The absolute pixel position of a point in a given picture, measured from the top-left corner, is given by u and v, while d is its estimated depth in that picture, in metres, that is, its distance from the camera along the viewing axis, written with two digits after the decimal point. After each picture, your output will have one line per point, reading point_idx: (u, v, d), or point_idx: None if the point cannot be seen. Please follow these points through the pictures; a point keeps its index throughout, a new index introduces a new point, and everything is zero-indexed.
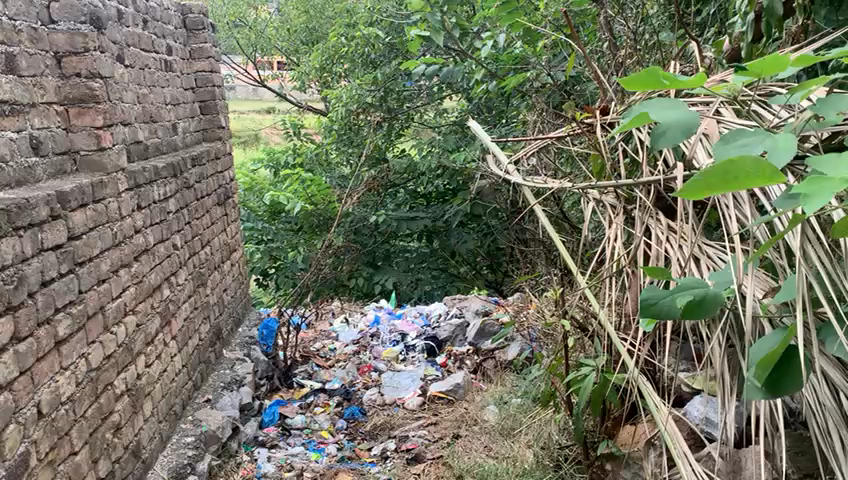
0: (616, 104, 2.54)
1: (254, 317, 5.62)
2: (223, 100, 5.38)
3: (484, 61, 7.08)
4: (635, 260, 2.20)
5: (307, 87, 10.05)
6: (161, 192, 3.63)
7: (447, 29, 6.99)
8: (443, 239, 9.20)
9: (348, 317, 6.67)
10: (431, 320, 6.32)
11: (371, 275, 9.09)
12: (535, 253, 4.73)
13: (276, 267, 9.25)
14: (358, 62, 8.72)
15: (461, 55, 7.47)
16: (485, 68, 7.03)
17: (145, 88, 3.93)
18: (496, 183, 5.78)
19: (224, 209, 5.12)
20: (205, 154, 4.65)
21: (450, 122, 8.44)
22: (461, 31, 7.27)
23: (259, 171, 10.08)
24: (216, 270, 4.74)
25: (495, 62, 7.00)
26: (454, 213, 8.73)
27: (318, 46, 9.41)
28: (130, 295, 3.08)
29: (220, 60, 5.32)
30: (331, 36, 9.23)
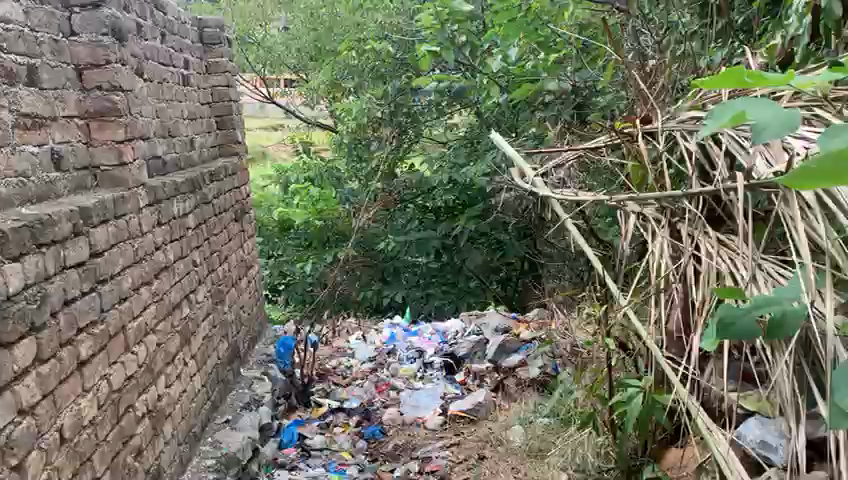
0: (658, 114, 2.47)
1: (271, 335, 5.46)
2: (239, 115, 5.32)
3: (496, 75, 7.02)
4: (685, 276, 2.12)
5: (316, 103, 10.02)
6: (181, 208, 3.56)
7: (459, 43, 6.94)
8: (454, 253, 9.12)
9: (364, 333, 6.58)
10: (448, 336, 6.20)
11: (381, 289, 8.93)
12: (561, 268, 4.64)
13: (286, 282, 9.13)
14: (369, 77, 8.67)
15: (473, 70, 7.41)
16: (497, 83, 6.98)
17: (163, 102, 3.87)
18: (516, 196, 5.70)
19: (241, 225, 5.05)
20: (223, 170, 4.58)
21: (460, 137, 8.37)
22: (473, 47, 7.22)
23: (269, 187, 10.02)
24: (234, 286, 4.65)
25: (507, 76, 6.95)
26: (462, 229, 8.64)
27: (327, 62, 9.37)
28: (152, 313, 3.00)
29: (235, 75, 5.27)
30: (340, 51, 9.19)
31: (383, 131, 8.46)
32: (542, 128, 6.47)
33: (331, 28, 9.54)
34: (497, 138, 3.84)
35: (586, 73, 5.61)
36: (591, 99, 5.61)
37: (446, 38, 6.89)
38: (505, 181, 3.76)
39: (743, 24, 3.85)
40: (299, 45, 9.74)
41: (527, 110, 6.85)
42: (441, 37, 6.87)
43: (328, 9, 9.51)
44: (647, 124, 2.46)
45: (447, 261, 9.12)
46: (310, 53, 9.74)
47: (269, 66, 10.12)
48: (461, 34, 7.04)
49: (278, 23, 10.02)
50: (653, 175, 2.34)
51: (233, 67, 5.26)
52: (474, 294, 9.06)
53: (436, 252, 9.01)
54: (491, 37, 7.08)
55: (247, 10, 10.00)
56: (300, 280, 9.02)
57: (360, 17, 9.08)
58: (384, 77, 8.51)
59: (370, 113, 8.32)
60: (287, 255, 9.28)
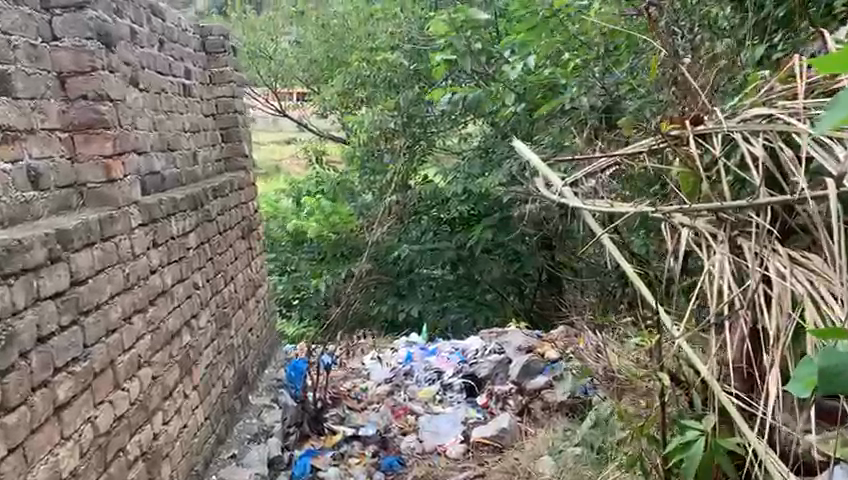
0: (710, 114, 2.18)
1: (282, 358, 5.19)
2: (245, 127, 5.06)
3: (513, 83, 6.76)
4: (753, 301, 1.82)
5: (327, 115, 9.77)
6: (180, 226, 3.30)
7: (474, 50, 6.67)
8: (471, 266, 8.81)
9: (379, 353, 6.27)
10: (467, 356, 5.90)
11: (396, 303, 8.63)
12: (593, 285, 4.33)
13: (300, 297, 8.84)
14: (381, 88, 8.47)
15: (487, 77, 7.15)
16: (513, 89, 6.72)
17: (161, 114, 3.62)
18: (539, 207, 5.41)
19: (248, 243, 4.78)
20: (228, 185, 4.32)
21: (475, 146, 8.11)
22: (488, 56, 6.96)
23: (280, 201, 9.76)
24: (241, 308, 4.38)
25: (524, 83, 6.68)
26: (477, 240, 8.35)
27: (338, 73, 9.13)
28: (146, 344, 2.73)
29: (241, 86, 5.02)
30: (351, 62, 8.98)
31: (396, 142, 8.20)
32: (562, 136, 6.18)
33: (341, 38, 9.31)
34: (520, 146, 3.56)
35: (608, 77, 5.31)
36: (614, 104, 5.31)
37: (461, 44, 6.63)
38: (529, 193, 3.46)
39: (782, 18, 3.54)
40: (310, 57, 9.50)
41: (546, 118, 6.57)
42: (456, 43, 6.61)
43: (339, 19, 9.28)
44: (696, 125, 2.17)
45: (463, 274, 8.82)
46: (321, 64, 9.50)
47: (279, 78, 9.89)
48: (475, 40, 6.78)
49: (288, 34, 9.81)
50: (706, 184, 2.05)
51: (238, 77, 5.02)
52: (491, 307, 8.71)
53: (450, 264, 8.76)
54: (507, 42, 6.81)
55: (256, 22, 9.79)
56: (313, 296, 8.74)
57: (371, 26, 8.84)
58: (396, 86, 8.26)
59: (384, 124, 8.13)
60: (300, 270, 9.00)
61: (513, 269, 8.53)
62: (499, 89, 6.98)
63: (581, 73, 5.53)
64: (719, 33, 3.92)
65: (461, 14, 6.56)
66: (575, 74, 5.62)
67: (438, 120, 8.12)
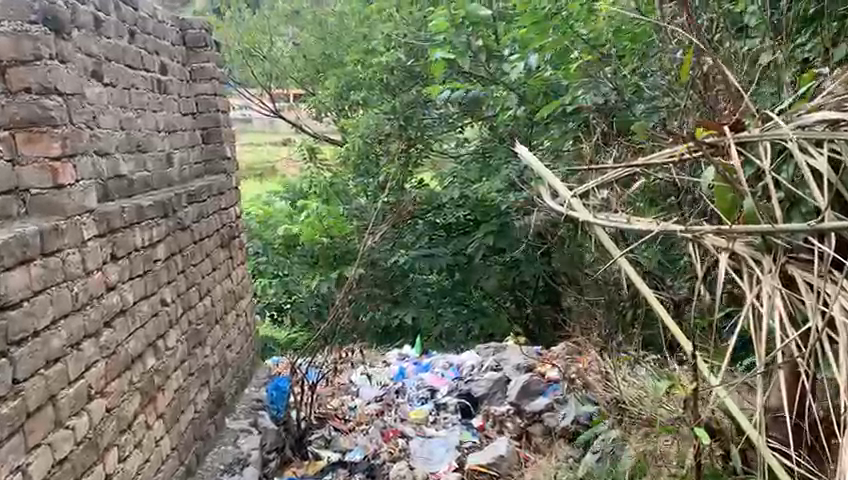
0: (754, 118, 1.86)
1: (264, 375, 4.85)
2: (229, 128, 4.74)
3: (513, 85, 6.49)
4: (815, 349, 1.50)
5: (323, 117, 9.45)
6: (146, 237, 2.97)
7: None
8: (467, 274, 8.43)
9: (368, 369, 5.94)
10: (462, 373, 5.58)
11: (390, 310, 8.27)
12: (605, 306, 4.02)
13: (292, 302, 8.43)
14: (377, 89, 8.22)
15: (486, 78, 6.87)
16: (513, 91, 6.42)
17: (130, 111, 3.29)
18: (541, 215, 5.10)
19: (230, 251, 4.46)
20: (206, 190, 4.00)
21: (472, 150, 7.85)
22: (487, 55, 6.70)
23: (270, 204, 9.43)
24: (219, 324, 4.05)
25: (524, 84, 6.40)
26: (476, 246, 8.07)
27: (334, 73, 8.83)
28: (99, 373, 2.40)
29: (225, 83, 4.70)
30: (348, 62, 8.71)
31: (391, 144, 7.91)
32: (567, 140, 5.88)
33: (338, 39, 9.02)
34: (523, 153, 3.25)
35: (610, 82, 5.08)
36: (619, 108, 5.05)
37: None
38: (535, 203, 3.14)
39: None
40: (305, 56, 9.22)
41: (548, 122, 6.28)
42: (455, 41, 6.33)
43: (335, 19, 9.00)
44: (737, 132, 1.86)
45: (459, 279, 8.47)
46: (316, 64, 9.19)
47: (274, 78, 9.60)
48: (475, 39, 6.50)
49: (285, 34, 9.50)
50: (751, 201, 1.73)
51: (222, 75, 4.70)
52: (488, 315, 8.42)
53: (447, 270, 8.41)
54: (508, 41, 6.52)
55: (250, 20, 9.52)
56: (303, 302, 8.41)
57: (369, 25, 8.55)
58: (394, 89, 7.95)
59: (381, 126, 7.84)
60: (293, 274, 8.53)
61: (510, 277, 8.23)
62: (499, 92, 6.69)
63: (585, 75, 5.22)
64: (737, 32, 3.65)
65: (462, 11, 6.30)
66: (580, 76, 5.31)
67: (435, 123, 7.72)
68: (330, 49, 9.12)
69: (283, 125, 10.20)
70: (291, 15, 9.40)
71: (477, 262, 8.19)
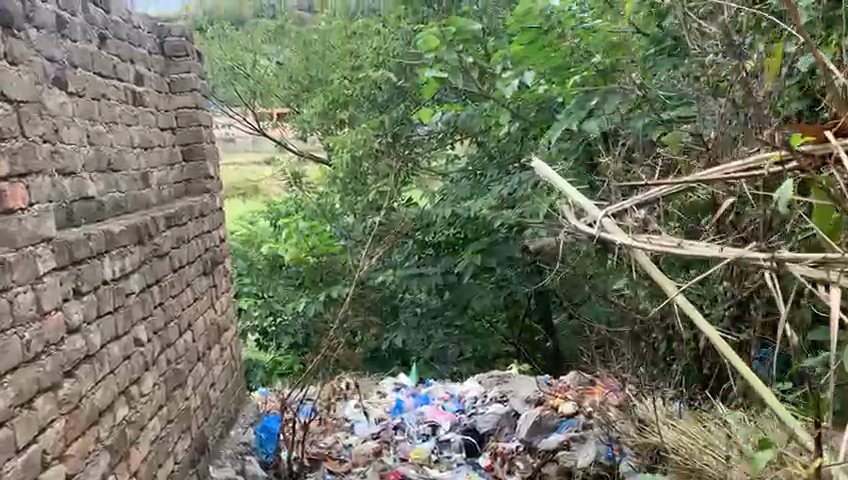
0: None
1: (251, 414, 4.43)
2: (212, 144, 4.36)
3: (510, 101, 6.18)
4: None
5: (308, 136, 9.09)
6: (117, 267, 2.58)
7: (468, 63, 6.06)
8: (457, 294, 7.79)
9: (364, 401, 5.54)
10: (465, 405, 5.21)
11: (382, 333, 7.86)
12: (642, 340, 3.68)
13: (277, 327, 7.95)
14: (365, 106, 7.88)
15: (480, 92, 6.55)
16: (509, 106, 6.08)
17: (100, 125, 2.91)
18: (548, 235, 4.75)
19: (213, 279, 4.07)
20: (187, 211, 3.62)
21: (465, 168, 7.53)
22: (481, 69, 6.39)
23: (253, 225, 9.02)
24: (201, 361, 3.65)
25: (520, 99, 6.11)
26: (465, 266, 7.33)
27: (320, 91, 8.50)
28: (57, 435, 2.00)
29: (207, 96, 4.33)
30: (334, 79, 8.39)
31: (382, 162, 7.57)
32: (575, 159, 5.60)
33: (324, 57, 8.70)
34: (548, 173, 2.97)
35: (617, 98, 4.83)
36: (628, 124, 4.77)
37: (453, 56, 5.99)
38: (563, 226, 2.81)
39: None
40: (290, 74, 8.87)
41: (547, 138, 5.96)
42: (448, 53, 5.99)
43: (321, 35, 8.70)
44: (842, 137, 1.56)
45: (449, 300, 7.86)
46: (302, 82, 8.85)
47: (259, 94, 9.08)
48: (467, 52, 6.17)
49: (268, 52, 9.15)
50: None
51: (203, 86, 4.33)
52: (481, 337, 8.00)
53: (436, 289, 7.83)
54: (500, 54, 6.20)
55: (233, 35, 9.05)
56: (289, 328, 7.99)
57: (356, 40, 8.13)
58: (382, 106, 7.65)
59: (369, 144, 7.49)
60: (276, 296, 8.00)
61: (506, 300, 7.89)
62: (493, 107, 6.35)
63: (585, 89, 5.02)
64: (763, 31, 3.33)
65: (452, 25, 5.98)
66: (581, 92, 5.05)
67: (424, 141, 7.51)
68: (316, 67, 8.78)
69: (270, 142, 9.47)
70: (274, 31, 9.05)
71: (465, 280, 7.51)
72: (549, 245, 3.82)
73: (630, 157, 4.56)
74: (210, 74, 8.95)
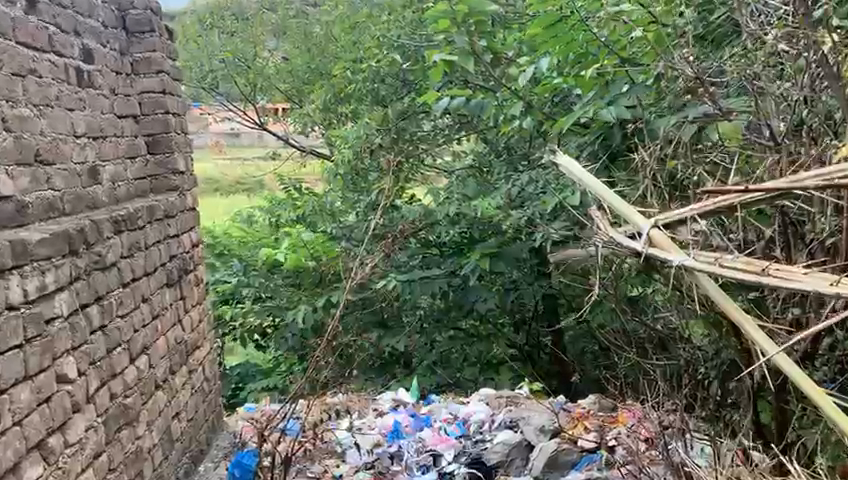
0: None
1: (226, 445, 3.87)
2: (184, 136, 3.80)
3: (522, 91, 5.63)
4: None
5: (308, 132, 8.49)
6: (34, 287, 2.03)
7: (479, 49, 5.52)
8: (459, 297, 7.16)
9: (357, 424, 4.98)
10: (471, 431, 4.65)
11: (381, 337, 7.30)
12: (684, 371, 3.13)
13: (273, 330, 7.32)
14: (367, 100, 7.33)
15: (491, 84, 6.02)
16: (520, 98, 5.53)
17: (25, 108, 2.36)
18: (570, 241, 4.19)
19: (181, 291, 3.50)
20: (145, 213, 3.05)
21: (472, 165, 7.04)
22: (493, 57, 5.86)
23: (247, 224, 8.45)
24: (162, 388, 3.10)
25: (532, 91, 5.59)
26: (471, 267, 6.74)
27: (320, 85, 8.01)
28: None
29: (178, 80, 3.77)
30: (335, 71, 7.86)
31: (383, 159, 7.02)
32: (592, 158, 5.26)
33: (324, 50, 8.20)
34: (579, 174, 2.45)
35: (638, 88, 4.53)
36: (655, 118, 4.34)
37: (464, 39, 5.44)
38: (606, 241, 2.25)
39: None
40: (291, 68, 8.37)
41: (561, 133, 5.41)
42: (458, 37, 5.44)
43: (320, 26, 8.26)
44: None
45: (453, 301, 7.15)
46: (302, 76, 8.33)
47: (255, 86, 8.58)
48: (478, 38, 5.61)
49: (267, 43, 8.57)
50: None
51: (175, 69, 3.77)
52: (484, 340, 7.43)
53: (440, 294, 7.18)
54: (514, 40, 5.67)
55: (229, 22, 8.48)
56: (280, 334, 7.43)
57: (358, 34, 7.66)
58: (384, 99, 7.16)
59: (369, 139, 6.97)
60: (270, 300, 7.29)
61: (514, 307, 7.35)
62: (504, 98, 5.82)
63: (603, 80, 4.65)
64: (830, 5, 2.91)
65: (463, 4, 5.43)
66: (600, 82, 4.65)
67: (429, 136, 6.97)
68: (316, 60, 8.26)
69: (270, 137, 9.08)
70: (273, 21, 8.52)
71: (473, 284, 6.88)
72: (573, 255, 3.25)
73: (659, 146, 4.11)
74: (207, 63, 8.47)
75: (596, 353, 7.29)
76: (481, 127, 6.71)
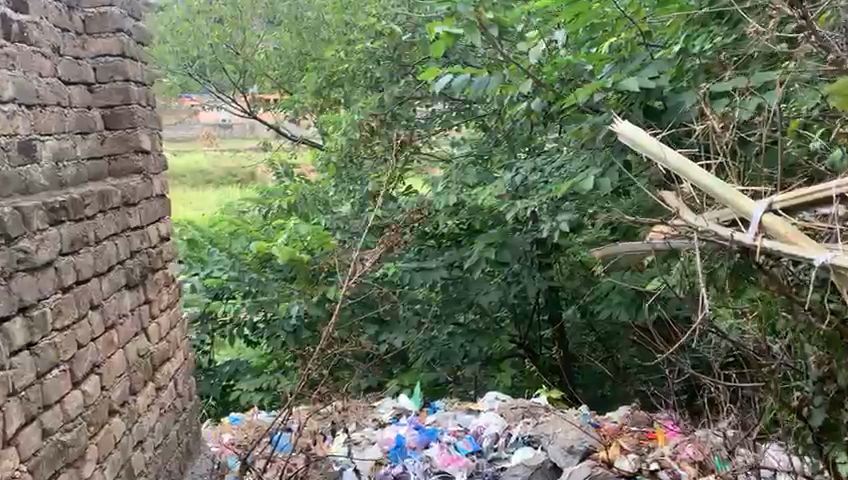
0: None
1: (205, 471, 3.37)
2: (149, 111, 3.19)
3: (532, 69, 5.03)
4: None
5: (300, 120, 7.96)
6: None
7: (486, 22, 4.86)
8: (462, 291, 6.60)
9: (355, 439, 4.44)
10: (484, 446, 4.12)
11: (377, 333, 6.57)
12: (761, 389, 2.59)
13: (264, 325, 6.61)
14: (361, 84, 6.75)
15: (497, 62, 5.41)
16: (528, 75, 4.94)
17: None
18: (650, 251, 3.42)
19: (145, 295, 2.93)
20: (94, 199, 2.47)
21: (471, 155, 6.62)
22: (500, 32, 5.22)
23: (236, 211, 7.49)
24: (119, 413, 2.54)
25: (542, 69, 5.00)
26: (476, 261, 6.18)
27: (310, 69, 7.38)
28: None
29: (139, 44, 3.16)
30: (326, 54, 7.21)
31: (376, 146, 6.43)
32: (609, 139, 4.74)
33: (317, 32, 7.53)
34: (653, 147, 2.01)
35: (662, 69, 4.28)
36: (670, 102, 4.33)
37: (469, 10, 4.77)
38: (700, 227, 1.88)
39: None
40: (281, 52, 7.81)
41: (575, 114, 4.85)
42: (462, 7, 4.76)
43: (313, 9, 7.63)
44: None
45: (453, 296, 6.62)
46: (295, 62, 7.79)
47: (247, 76, 8.09)
48: (484, 10, 4.96)
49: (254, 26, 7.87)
50: None
51: (137, 31, 3.16)
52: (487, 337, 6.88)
53: (440, 286, 6.62)
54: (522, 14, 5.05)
55: (217, 5, 7.66)
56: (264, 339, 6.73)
57: (350, 14, 7.12)
58: (380, 83, 6.62)
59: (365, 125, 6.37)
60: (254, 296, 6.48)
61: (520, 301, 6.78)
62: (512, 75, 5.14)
63: (618, 58, 4.58)
64: None
65: None
66: (614, 59, 4.57)
67: (425, 124, 6.61)
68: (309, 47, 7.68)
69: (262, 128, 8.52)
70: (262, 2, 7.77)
71: (476, 277, 6.32)
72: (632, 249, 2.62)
73: (674, 137, 4.25)
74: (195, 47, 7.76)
75: (594, 345, 7.21)
76: (488, 108, 6.12)
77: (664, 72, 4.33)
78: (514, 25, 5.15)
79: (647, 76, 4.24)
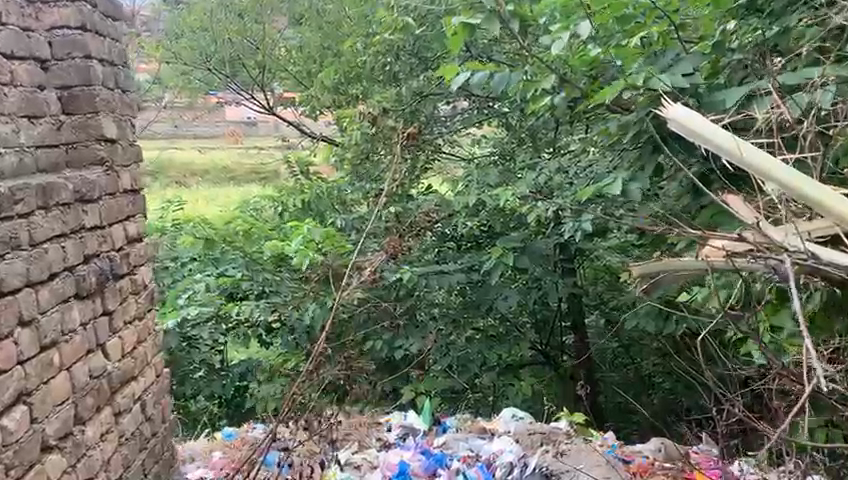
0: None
1: None
2: (116, 95, 2.80)
3: (556, 64, 4.58)
4: None
5: (318, 117, 7.32)
6: None
7: (505, 14, 4.39)
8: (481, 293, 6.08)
9: (356, 464, 4.04)
10: (497, 477, 3.60)
11: (390, 340, 5.98)
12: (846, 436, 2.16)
13: (277, 328, 6.09)
14: (379, 80, 6.29)
15: (520, 57, 4.95)
16: (551, 70, 4.49)
17: None
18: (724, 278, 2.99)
19: (102, 306, 2.53)
20: (30, 193, 2.07)
21: (491, 156, 6.31)
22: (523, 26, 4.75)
23: (257, 210, 6.78)
24: (59, 447, 2.14)
25: (567, 63, 4.54)
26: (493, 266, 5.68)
27: (328, 64, 6.80)
28: None
29: (105, 27, 2.77)
30: (346, 46, 6.69)
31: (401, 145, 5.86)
32: (637, 141, 4.20)
33: (338, 27, 6.88)
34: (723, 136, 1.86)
35: (695, 63, 3.74)
36: (706, 98, 3.71)
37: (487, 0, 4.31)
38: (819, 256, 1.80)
39: None
40: (304, 50, 7.06)
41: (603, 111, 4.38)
42: None
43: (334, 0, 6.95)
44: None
45: (471, 301, 6.13)
46: (314, 58, 6.99)
47: (268, 73, 7.33)
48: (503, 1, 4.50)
49: (279, 27, 7.21)
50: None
51: (103, 11, 2.78)
52: (507, 343, 6.38)
53: (457, 290, 6.10)
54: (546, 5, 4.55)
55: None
56: (270, 349, 6.29)
57: (371, 9, 6.56)
58: (398, 78, 6.21)
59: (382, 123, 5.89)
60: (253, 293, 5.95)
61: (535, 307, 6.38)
62: (534, 72, 4.67)
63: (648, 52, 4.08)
64: None
65: None
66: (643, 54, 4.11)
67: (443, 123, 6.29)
68: (331, 42, 6.91)
69: (286, 126, 7.75)
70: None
71: (493, 282, 5.86)
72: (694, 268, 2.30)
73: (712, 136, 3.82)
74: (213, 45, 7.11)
75: (617, 353, 6.87)
76: (513, 102, 5.64)
77: (699, 68, 3.81)
78: (538, 17, 4.67)
79: (680, 73, 3.74)
